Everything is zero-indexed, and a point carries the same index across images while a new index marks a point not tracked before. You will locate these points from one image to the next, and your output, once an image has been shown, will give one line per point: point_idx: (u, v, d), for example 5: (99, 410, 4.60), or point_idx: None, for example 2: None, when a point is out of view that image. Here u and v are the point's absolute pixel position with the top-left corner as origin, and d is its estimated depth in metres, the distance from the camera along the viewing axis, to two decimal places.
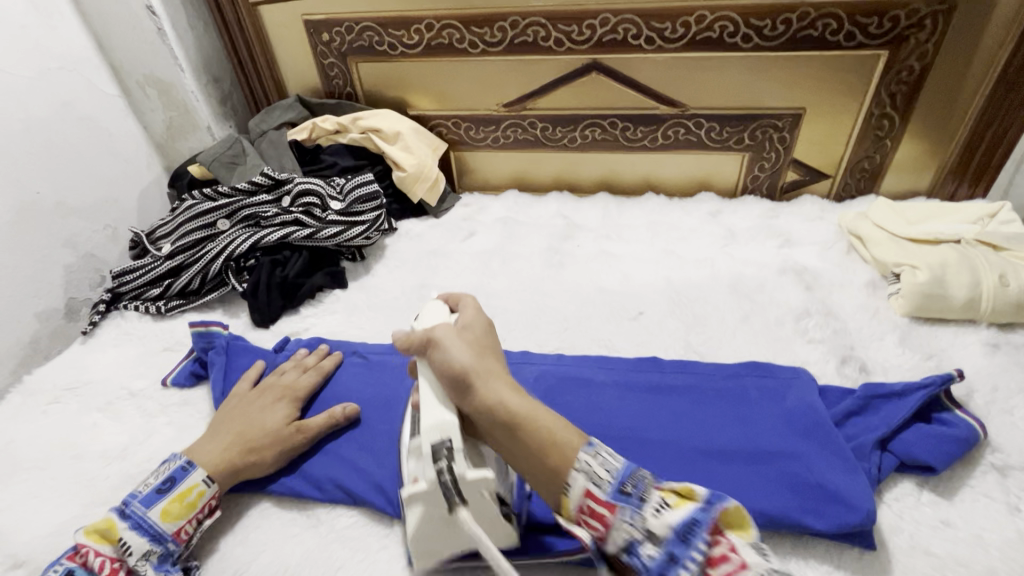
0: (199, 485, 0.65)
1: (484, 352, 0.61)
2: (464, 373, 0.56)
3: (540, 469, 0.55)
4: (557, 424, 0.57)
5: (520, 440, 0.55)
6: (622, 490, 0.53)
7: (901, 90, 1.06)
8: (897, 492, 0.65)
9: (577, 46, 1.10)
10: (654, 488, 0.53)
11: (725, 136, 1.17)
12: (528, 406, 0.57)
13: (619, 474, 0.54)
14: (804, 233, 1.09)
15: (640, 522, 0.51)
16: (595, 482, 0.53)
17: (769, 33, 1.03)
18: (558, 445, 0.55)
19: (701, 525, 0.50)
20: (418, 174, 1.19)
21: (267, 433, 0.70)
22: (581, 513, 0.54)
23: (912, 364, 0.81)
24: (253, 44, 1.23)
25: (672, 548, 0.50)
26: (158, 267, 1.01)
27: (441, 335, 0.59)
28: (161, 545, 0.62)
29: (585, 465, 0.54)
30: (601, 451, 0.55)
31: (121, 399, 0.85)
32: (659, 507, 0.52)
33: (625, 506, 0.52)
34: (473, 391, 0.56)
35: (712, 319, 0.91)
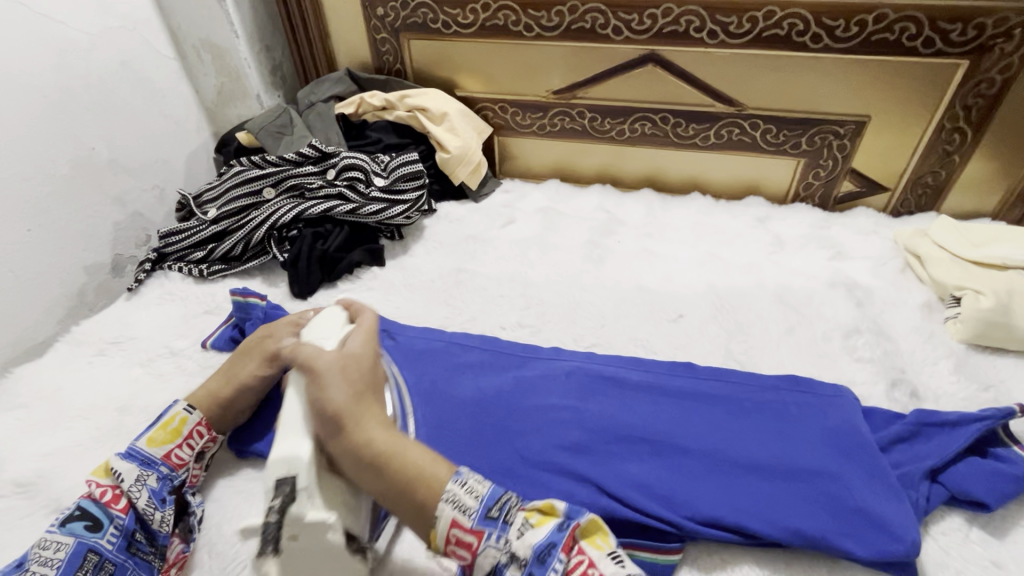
0: (181, 412, 0.67)
1: (364, 390, 0.62)
2: (335, 411, 0.58)
3: (403, 502, 0.57)
4: (422, 458, 0.59)
5: (382, 478, 0.58)
6: (489, 514, 0.53)
7: (978, 103, 1.00)
8: (944, 526, 0.63)
9: (635, 36, 1.06)
10: (518, 509, 0.54)
11: (782, 140, 1.12)
12: (395, 442, 0.59)
13: (486, 499, 0.54)
14: (858, 247, 1.05)
15: (502, 544, 0.51)
16: (461, 510, 0.54)
17: (841, 34, 0.98)
18: (425, 479, 0.57)
19: (557, 544, 0.50)
20: (462, 156, 1.17)
21: (242, 353, 0.74)
22: (450, 544, 0.54)
23: (967, 394, 0.77)
24: (308, 13, 1.22)
25: (532, 570, 0.49)
26: (203, 231, 1.03)
27: (325, 370, 0.60)
28: (155, 470, 0.63)
29: (453, 494, 0.55)
30: (470, 479, 0.56)
31: (163, 357, 0.87)
32: (521, 527, 0.52)
33: (489, 530, 0.52)
34: (345, 434, 0.58)
35: (755, 328, 0.88)
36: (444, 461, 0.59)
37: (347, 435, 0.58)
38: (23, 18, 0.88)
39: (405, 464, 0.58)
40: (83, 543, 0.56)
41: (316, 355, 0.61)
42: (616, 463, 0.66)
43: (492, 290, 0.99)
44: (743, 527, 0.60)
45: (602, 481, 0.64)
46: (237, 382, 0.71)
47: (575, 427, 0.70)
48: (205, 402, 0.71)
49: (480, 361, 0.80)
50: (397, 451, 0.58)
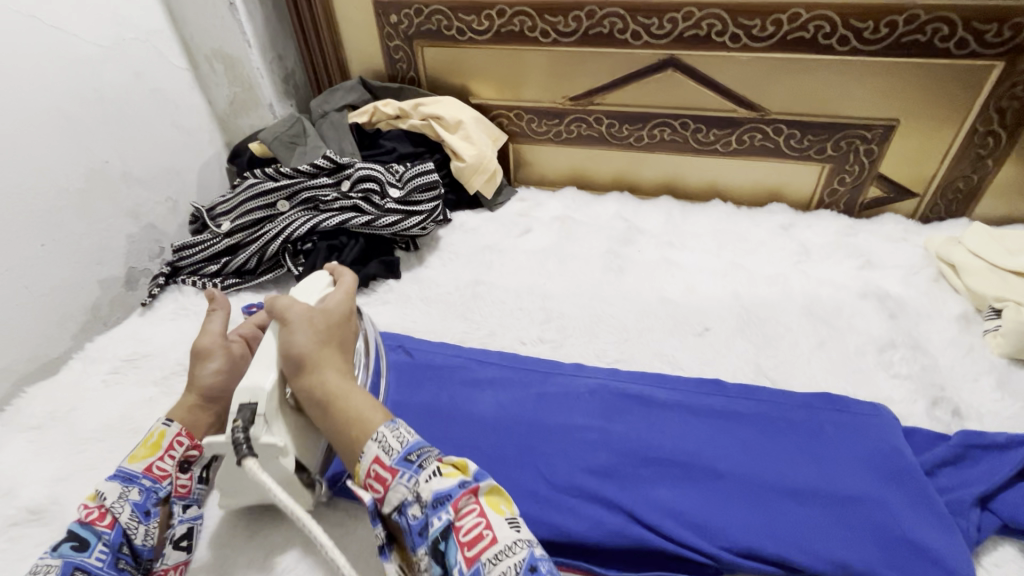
0: (159, 426, 0.65)
1: (328, 339, 0.63)
2: (297, 353, 0.60)
3: (340, 440, 0.58)
4: (365, 405, 0.59)
5: (327, 417, 0.59)
6: (406, 458, 0.53)
7: (1013, 106, 0.96)
8: (997, 556, 0.59)
9: (655, 40, 1.04)
10: (436, 459, 0.54)
11: (806, 146, 1.09)
12: (346, 389, 0.60)
13: (408, 445, 0.54)
14: (887, 255, 1.01)
15: (412, 486, 0.52)
16: (385, 451, 0.54)
17: (870, 36, 0.95)
18: (363, 423, 0.57)
19: (454, 497, 0.50)
20: (478, 165, 1.15)
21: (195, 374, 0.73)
22: (367, 478, 0.54)
23: (1011, 413, 0.74)
24: (320, 22, 1.21)
25: (427, 514, 0.50)
26: (217, 244, 1.01)
27: (293, 316, 0.62)
28: (137, 484, 0.61)
29: (382, 436, 0.55)
30: (402, 427, 0.56)
31: (178, 374, 0.86)
32: (430, 474, 0.52)
33: (404, 471, 0.53)
34: (303, 374, 0.60)
35: (784, 342, 0.85)
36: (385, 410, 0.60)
37: (302, 373, 0.60)
38: (36, 33, 0.88)
39: (349, 409, 0.59)
40: (69, 563, 0.53)
41: (289, 303, 0.63)
42: (646, 489, 0.63)
43: (510, 303, 0.96)
44: (785, 559, 0.58)
45: (634, 508, 0.61)
46: (204, 388, 0.71)
47: (602, 449, 0.67)
48: (217, 423, 0.70)
49: (500, 378, 0.77)
50: (346, 398, 0.59)
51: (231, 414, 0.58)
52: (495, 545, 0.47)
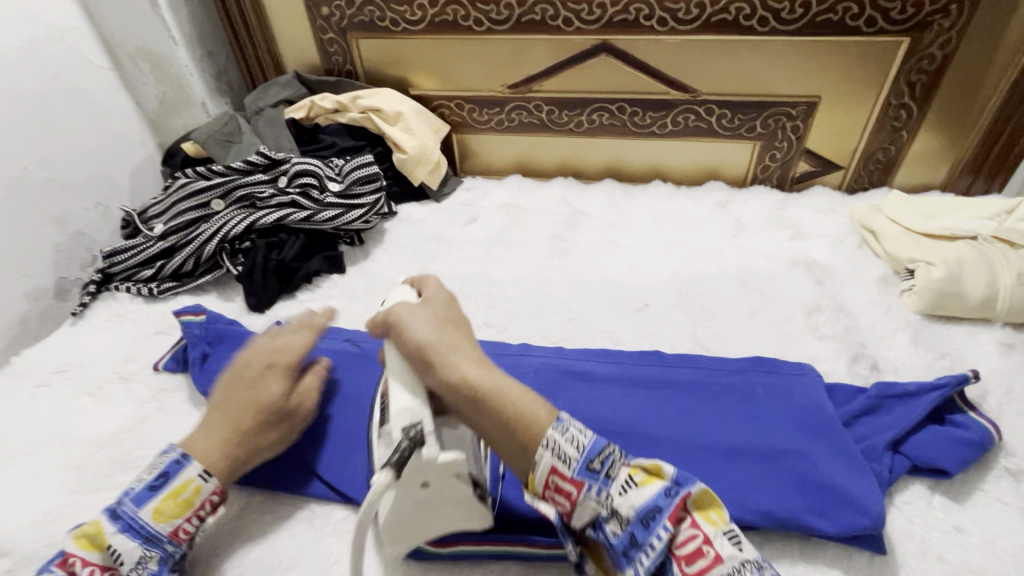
0: (195, 481, 0.60)
1: (444, 326, 0.58)
2: (423, 348, 0.55)
3: (503, 438, 0.53)
4: (521, 397, 0.54)
5: (484, 415, 0.53)
6: (590, 467, 0.51)
7: (921, 79, 1.02)
8: (908, 495, 0.63)
9: (587, 26, 1.06)
10: (622, 464, 0.52)
11: (737, 124, 1.13)
12: (491, 378, 0.55)
13: (587, 450, 0.51)
14: (815, 225, 1.06)
15: (606, 499, 0.50)
16: (561, 459, 0.51)
17: (787, 16, 0.99)
18: (525, 420, 0.53)
19: (665, 509, 0.49)
20: (420, 156, 1.15)
21: (267, 420, 0.65)
22: (547, 490, 0.52)
23: (924, 363, 0.79)
24: (249, 16, 1.18)
25: (636, 532, 0.49)
26: (150, 248, 0.98)
27: (402, 316, 0.57)
28: (160, 547, 0.58)
29: (553, 441, 0.51)
30: (571, 426, 0.53)
31: (112, 383, 0.83)
32: (625, 485, 0.50)
33: (593, 483, 0.50)
34: (437, 372, 0.54)
35: (720, 313, 0.89)
36: (543, 403, 0.55)
37: (437, 372, 0.54)
38: None
39: (506, 403, 0.53)
40: None
41: (398, 307, 0.58)
42: None
43: (456, 290, 0.97)
44: None
45: None
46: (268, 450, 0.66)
47: None
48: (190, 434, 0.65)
49: None
50: (496, 389, 0.54)
51: (395, 433, 0.53)
52: (719, 563, 0.46)
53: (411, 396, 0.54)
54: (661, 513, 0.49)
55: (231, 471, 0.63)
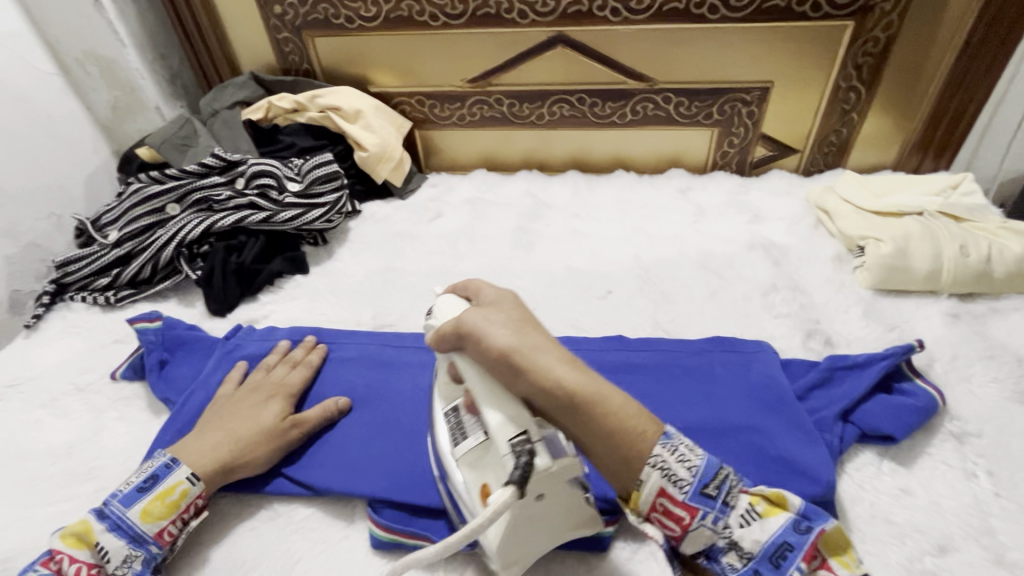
0: (183, 483, 0.62)
1: (522, 326, 0.54)
2: (511, 354, 0.51)
3: (608, 452, 0.52)
4: (623, 405, 0.52)
5: (587, 426, 0.51)
6: (705, 492, 0.52)
7: (867, 62, 1.05)
8: (859, 462, 0.65)
9: (541, 18, 1.06)
10: (741, 492, 0.54)
11: (694, 111, 1.15)
12: (591, 382, 0.52)
13: (702, 475, 0.52)
14: (774, 208, 1.09)
15: (724, 528, 0.52)
16: (672, 482, 0.52)
17: (736, 3, 1.01)
18: (632, 433, 0.51)
19: (800, 549, 0.51)
20: (382, 154, 1.14)
21: (261, 433, 0.68)
22: (655, 511, 0.54)
23: (875, 336, 0.81)
24: (200, 17, 1.16)
25: (760, 566, 0.52)
26: (105, 256, 0.96)
27: (477, 325, 0.53)
28: (144, 549, 0.60)
29: (662, 461, 0.52)
30: (681, 445, 0.53)
31: (68, 395, 0.81)
32: (746, 515, 0.53)
33: (707, 509, 0.52)
34: (531, 379, 0.50)
35: (680, 297, 0.90)
36: (649, 416, 0.54)
37: (532, 379, 0.50)
38: None
39: (609, 413, 0.51)
40: None
41: (470, 315, 0.54)
42: None
43: (421, 286, 0.97)
44: None
45: None
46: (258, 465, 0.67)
47: None
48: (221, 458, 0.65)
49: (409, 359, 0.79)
50: (600, 397, 0.51)
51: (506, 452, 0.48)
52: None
53: (504, 412, 0.50)
54: (786, 546, 0.51)
55: (218, 477, 0.65)
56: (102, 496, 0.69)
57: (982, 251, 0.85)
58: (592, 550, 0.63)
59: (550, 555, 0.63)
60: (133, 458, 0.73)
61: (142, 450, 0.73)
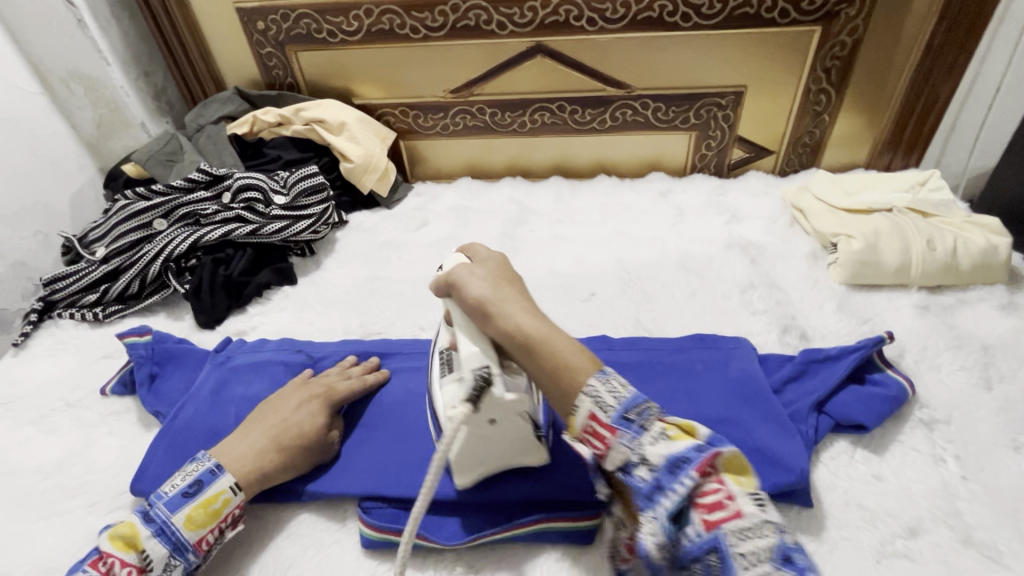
0: (226, 492, 0.62)
1: (500, 280, 0.58)
2: (480, 300, 0.56)
3: (552, 387, 0.53)
4: (570, 347, 0.53)
5: (534, 361, 0.53)
6: (625, 416, 0.49)
7: (835, 65, 1.09)
8: (833, 452, 0.68)
9: (520, 29, 1.09)
10: (658, 418, 0.50)
11: (672, 116, 1.18)
12: (544, 327, 0.54)
13: (626, 401, 0.50)
14: (751, 208, 1.11)
15: (636, 447, 0.48)
16: (601, 406, 0.50)
17: (708, 11, 1.04)
18: (571, 369, 0.52)
19: (693, 460, 0.47)
20: (367, 165, 1.16)
21: (297, 439, 0.67)
22: (584, 432, 0.51)
23: (849, 329, 0.84)
24: (184, 34, 1.17)
25: (661, 479, 0.47)
26: (93, 272, 0.97)
27: (459, 276, 0.59)
28: (184, 557, 0.59)
29: (595, 389, 0.51)
30: (614, 377, 0.51)
31: (58, 411, 0.82)
32: (658, 436, 0.48)
33: (626, 430, 0.49)
34: (493, 321, 0.55)
35: (661, 297, 0.93)
36: (590, 356, 0.53)
37: (494, 320, 0.55)
38: None
39: (555, 351, 0.53)
40: None
41: (459, 268, 0.60)
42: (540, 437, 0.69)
43: (408, 293, 0.99)
44: None
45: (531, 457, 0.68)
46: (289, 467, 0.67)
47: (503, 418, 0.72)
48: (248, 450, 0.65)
49: (399, 366, 0.81)
50: (548, 337, 0.53)
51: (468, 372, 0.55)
52: (742, 520, 0.45)
53: (474, 343, 0.57)
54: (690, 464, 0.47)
55: (255, 482, 0.65)
56: (94, 510, 0.69)
57: (948, 245, 0.88)
58: (576, 544, 0.64)
59: (536, 550, 0.65)
60: (125, 472, 0.73)
61: (133, 463, 0.74)
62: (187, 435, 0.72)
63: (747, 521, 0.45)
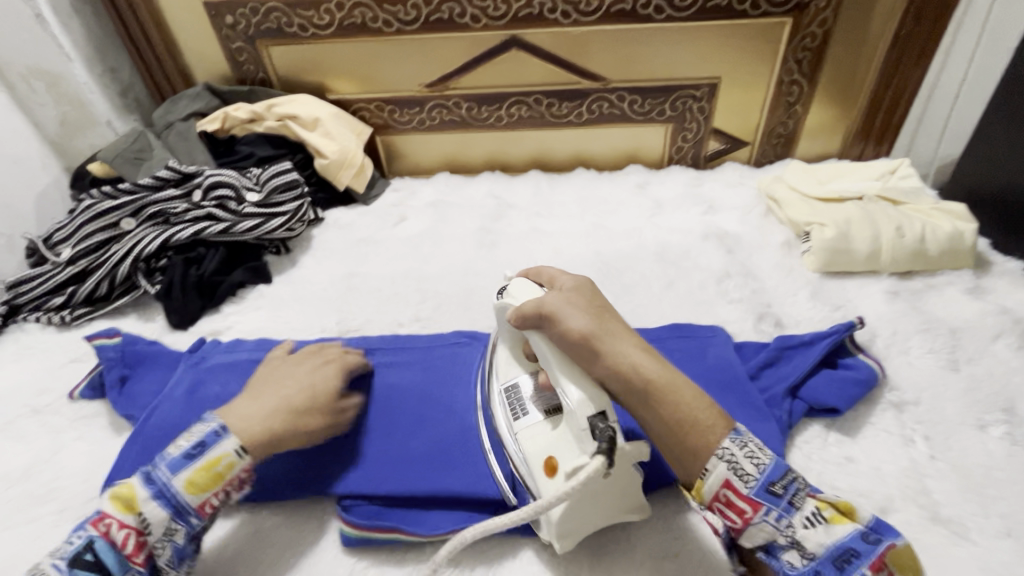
0: (229, 456, 0.60)
1: (598, 315, 0.58)
2: (583, 338, 0.55)
3: (673, 441, 0.53)
4: (693, 396, 0.53)
5: (654, 412, 0.53)
6: (771, 490, 0.50)
7: (806, 56, 1.10)
8: (807, 436, 0.69)
9: (494, 22, 1.09)
10: (809, 495, 0.51)
11: (648, 109, 1.19)
12: (664, 373, 0.54)
13: (769, 472, 0.51)
14: (726, 199, 1.12)
15: (786, 528, 0.50)
16: (737, 475, 0.51)
17: (680, 3, 1.05)
18: (698, 424, 0.52)
19: (865, 557, 0.48)
20: (342, 160, 1.15)
21: (311, 405, 0.66)
22: (717, 501, 0.52)
23: (822, 316, 0.86)
24: (150, 30, 1.14)
25: (820, 568, 0.49)
26: (59, 274, 0.94)
27: (554, 307, 0.58)
28: (186, 520, 0.58)
29: (729, 454, 0.51)
30: (749, 441, 0.52)
31: (25, 417, 0.80)
32: (812, 519, 0.50)
33: (770, 506, 0.50)
34: (605, 362, 0.54)
35: (639, 288, 0.93)
36: (720, 412, 0.54)
37: (605, 361, 0.54)
38: None
39: (680, 403, 0.53)
40: None
41: (550, 299, 0.59)
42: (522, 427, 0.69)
43: (386, 289, 0.98)
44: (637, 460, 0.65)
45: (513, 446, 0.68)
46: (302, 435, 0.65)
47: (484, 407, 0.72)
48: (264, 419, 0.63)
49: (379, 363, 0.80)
50: (670, 386, 0.54)
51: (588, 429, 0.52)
52: None
53: (579, 388, 0.54)
54: (859, 558, 0.48)
55: (265, 448, 0.63)
56: (64, 516, 0.68)
57: (917, 231, 0.90)
58: None
59: (516, 542, 0.65)
60: (95, 477, 0.72)
61: (103, 468, 0.73)
62: (160, 439, 0.70)
63: None
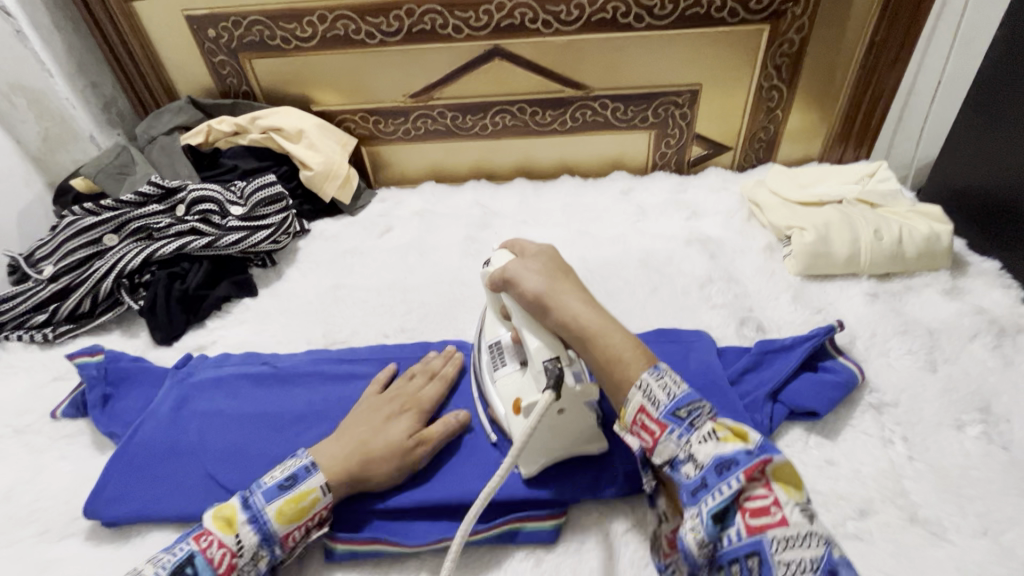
0: (317, 491, 0.61)
1: (551, 275, 0.64)
2: (534, 295, 0.61)
3: (606, 379, 0.59)
4: (623, 342, 0.59)
5: (590, 355, 0.60)
6: (676, 413, 0.53)
7: (785, 62, 1.12)
8: (788, 439, 0.69)
9: (476, 32, 1.09)
10: (709, 419, 0.53)
11: (631, 116, 1.20)
12: (600, 322, 0.60)
13: (677, 399, 0.54)
14: (709, 204, 1.13)
15: (684, 444, 0.52)
16: (651, 401, 0.55)
17: (660, 12, 1.06)
18: (623, 364, 0.58)
19: (742, 464, 0.48)
20: (327, 172, 1.15)
21: (388, 452, 0.65)
22: (634, 425, 0.56)
23: (803, 319, 0.87)
24: (131, 44, 1.14)
25: (707, 477, 0.50)
26: (40, 292, 0.93)
27: (513, 272, 0.64)
28: (271, 548, 0.58)
29: (646, 384, 0.55)
30: (667, 375, 0.56)
31: (6, 437, 0.79)
32: (706, 436, 0.51)
33: (674, 427, 0.53)
34: (551, 314, 0.60)
35: (624, 294, 0.94)
36: (647, 354, 0.59)
37: (553, 313, 0.60)
38: None
39: (610, 346, 0.59)
40: None
41: (512, 264, 0.65)
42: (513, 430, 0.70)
43: (372, 300, 0.98)
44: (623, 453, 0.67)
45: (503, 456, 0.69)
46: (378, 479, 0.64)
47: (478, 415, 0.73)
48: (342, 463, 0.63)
49: (367, 373, 0.80)
50: (602, 331, 0.59)
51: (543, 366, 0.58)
52: (785, 527, 0.46)
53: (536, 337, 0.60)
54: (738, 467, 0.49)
55: (348, 487, 0.63)
56: (47, 537, 0.67)
57: (894, 234, 0.91)
58: (541, 544, 0.65)
59: (501, 551, 0.65)
60: (78, 496, 0.71)
61: (87, 487, 0.72)
62: (149, 455, 0.70)
63: (791, 528, 0.46)
